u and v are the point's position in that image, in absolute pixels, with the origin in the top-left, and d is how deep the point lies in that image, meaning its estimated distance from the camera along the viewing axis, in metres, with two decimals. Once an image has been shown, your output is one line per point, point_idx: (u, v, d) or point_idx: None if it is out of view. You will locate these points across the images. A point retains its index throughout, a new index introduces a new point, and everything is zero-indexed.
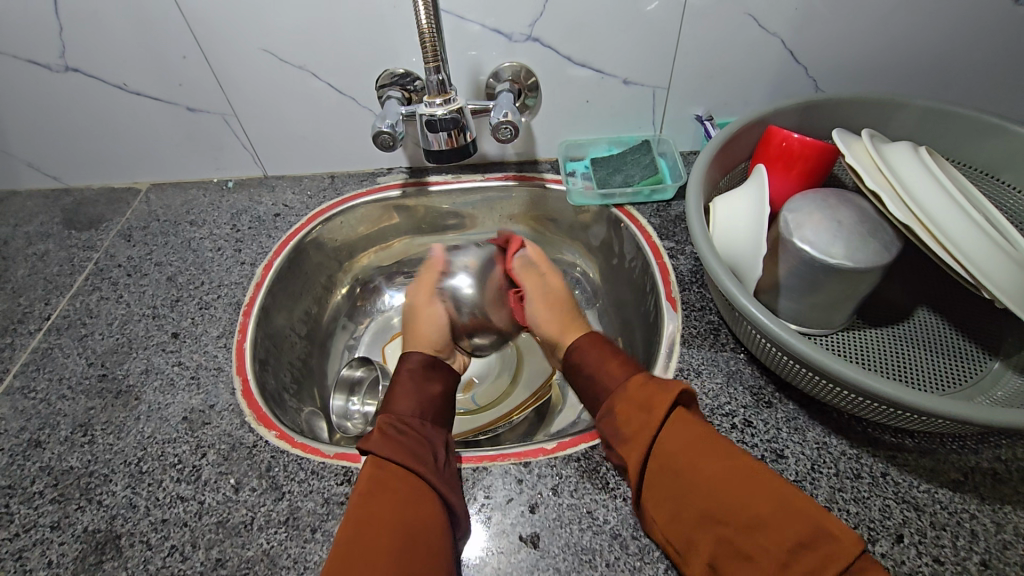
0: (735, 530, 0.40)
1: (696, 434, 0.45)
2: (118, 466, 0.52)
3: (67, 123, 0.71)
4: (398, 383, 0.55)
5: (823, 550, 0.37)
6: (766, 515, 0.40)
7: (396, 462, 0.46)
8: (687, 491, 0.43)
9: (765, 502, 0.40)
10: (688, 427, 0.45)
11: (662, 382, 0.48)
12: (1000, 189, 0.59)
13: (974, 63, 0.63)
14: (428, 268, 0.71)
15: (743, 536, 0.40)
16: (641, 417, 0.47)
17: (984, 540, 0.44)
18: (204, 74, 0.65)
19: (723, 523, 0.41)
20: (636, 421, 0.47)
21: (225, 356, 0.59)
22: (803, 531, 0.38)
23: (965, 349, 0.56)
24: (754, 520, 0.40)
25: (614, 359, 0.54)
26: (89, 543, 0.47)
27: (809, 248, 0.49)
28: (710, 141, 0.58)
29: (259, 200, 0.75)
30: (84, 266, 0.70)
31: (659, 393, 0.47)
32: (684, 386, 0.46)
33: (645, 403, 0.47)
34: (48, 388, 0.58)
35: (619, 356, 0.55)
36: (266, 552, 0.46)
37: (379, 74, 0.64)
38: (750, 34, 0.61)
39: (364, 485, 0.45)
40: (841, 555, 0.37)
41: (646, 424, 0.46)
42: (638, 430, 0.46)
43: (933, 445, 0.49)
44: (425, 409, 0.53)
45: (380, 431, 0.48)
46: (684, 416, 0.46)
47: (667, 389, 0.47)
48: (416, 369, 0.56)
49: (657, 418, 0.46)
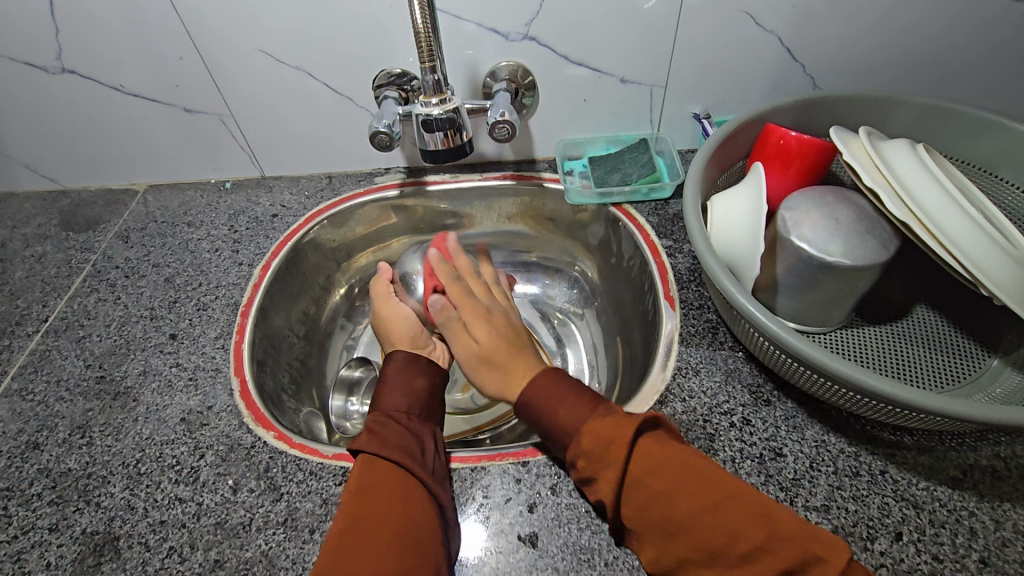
0: (719, 567, 0.38)
1: (666, 473, 0.40)
2: (116, 467, 0.52)
3: (64, 125, 0.71)
4: (388, 378, 0.54)
5: (812, 574, 0.36)
6: (749, 551, 0.37)
7: (388, 459, 0.45)
8: (665, 530, 0.40)
9: (745, 539, 0.37)
10: (656, 464, 0.41)
11: (619, 421, 0.43)
12: (998, 185, 0.58)
13: (971, 59, 0.63)
14: (377, 283, 0.66)
15: (727, 572, 0.38)
16: (603, 467, 0.42)
17: (984, 537, 0.44)
18: (200, 74, 0.64)
19: (705, 559, 0.38)
20: (597, 471, 0.43)
21: (223, 357, 0.59)
22: (789, 559, 0.36)
23: (963, 346, 0.56)
24: (736, 558, 0.37)
25: (564, 407, 0.47)
26: (87, 545, 0.47)
27: (806, 245, 0.49)
28: (708, 138, 0.58)
29: (257, 201, 0.75)
30: (82, 268, 0.69)
31: (617, 437, 0.42)
32: (647, 414, 0.43)
33: (602, 454, 0.42)
34: (45, 390, 0.58)
35: (578, 397, 0.47)
36: (264, 553, 0.46)
37: (376, 74, 0.64)
38: (747, 32, 0.61)
39: (355, 486, 0.44)
40: (830, 575, 0.35)
41: (608, 475, 0.42)
42: (602, 479, 0.42)
43: (932, 442, 0.49)
44: (415, 406, 0.52)
45: (371, 430, 0.48)
46: (650, 454, 0.41)
47: (625, 432, 0.42)
48: (405, 362, 0.55)
49: (617, 469, 0.41)
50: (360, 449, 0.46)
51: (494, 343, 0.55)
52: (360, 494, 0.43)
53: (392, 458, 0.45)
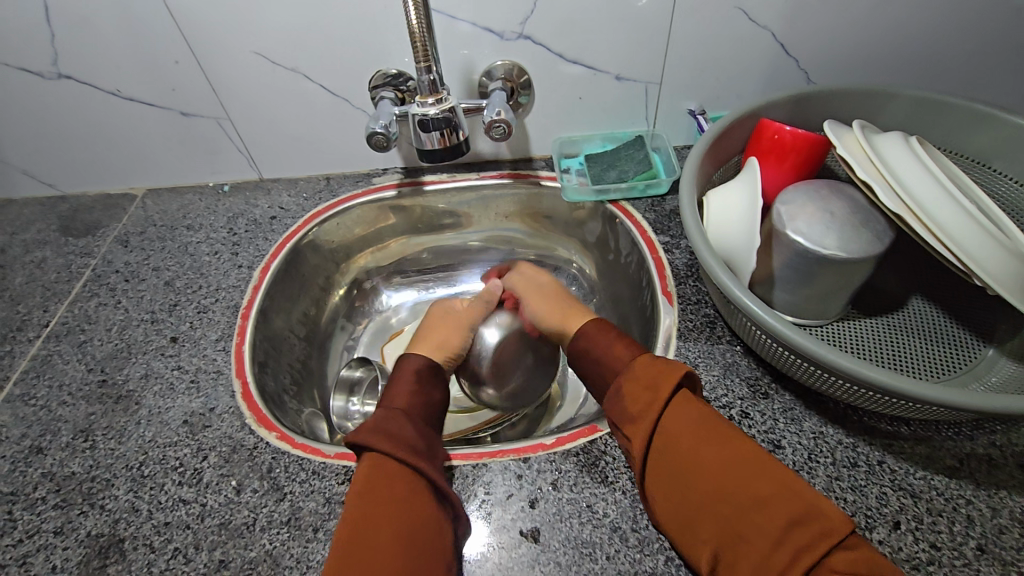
0: (732, 508, 0.39)
1: (702, 421, 0.43)
2: (120, 470, 0.52)
3: (61, 130, 0.71)
4: (398, 380, 0.54)
5: (814, 527, 0.36)
6: (762, 495, 0.38)
7: (393, 455, 0.44)
8: (687, 473, 0.42)
9: (762, 484, 0.39)
10: (692, 412, 0.44)
11: (666, 363, 0.47)
12: (992, 177, 0.59)
13: (964, 52, 0.63)
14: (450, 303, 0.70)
15: (740, 514, 0.38)
16: (649, 397, 0.45)
17: (981, 525, 0.44)
18: (196, 77, 0.65)
19: (721, 502, 0.39)
20: (641, 401, 0.46)
21: (224, 360, 0.60)
22: (795, 510, 0.37)
23: (960, 336, 0.57)
24: (751, 500, 0.38)
25: (622, 341, 0.52)
26: (92, 548, 0.47)
27: (802, 239, 0.50)
28: (703, 134, 0.59)
29: (255, 203, 0.76)
30: (82, 273, 0.70)
31: (668, 372, 0.46)
32: (687, 368, 0.46)
33: (652, 383, 0.46)
34: (48, 395, 0.58)
35: (626, 339, 0.53)
36: (269, 552, 0.46)
37: (372, 75, 0.65)
38: (741, 28, 0.61)
39: (359, 479, 0.44)
40: (831, 530, 0.36)
41: (650, 405, 0.45)
42: (643, 410, 0.45)
43: (929, 432, 0.49)
44: (420, 409, 0.52)
45: (376, 426, 0.47)
46: (687, 400, 0.45)
47: (673, 371, 0.46)
48: (422, 368, 0.55)
49: (664, 400, 0.44)
50: (360, 444, 0.45)
51: (555, 291, 0.67)
52: (368, 480, 0.43)
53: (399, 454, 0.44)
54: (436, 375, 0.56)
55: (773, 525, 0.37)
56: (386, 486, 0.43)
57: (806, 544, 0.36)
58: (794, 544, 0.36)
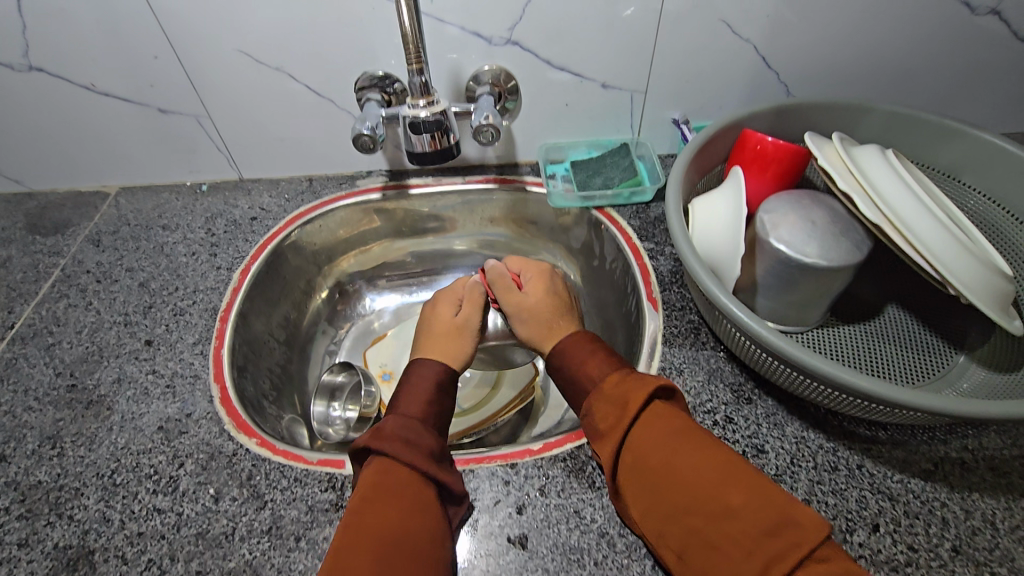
0: (703, 519, 0.39)
1: (675, 434, 0.43)
2: (90, 479, 0.50)
3: (32, 123, 0.68)
4: (413, 385, 0.52)
5: (788, 536, 0.36)
6: (731, 505, 0.38)
7: (406, 463, 0.43)
8: (661, 483, 0.42)
9: (732, 493, 0.39)
10: (666, 422, 0.44)
11: (639, 377, 0.47)
12: (962, 190, 0.61)
13: (935, 70, 0.66)
14: (456, 288, 0.65)
15: (709, 525, 0.39)
16: (616, 413, 0.46)
17: (955, 527, 0.46)
18: (176, 73, 0.63)
19: (693, 514, 0.40)
20: (611, 417, 0.46)
21: (202, 364, 0.58)
22: (768, 516, 0.37)
23: (931, 343, 0.59)
24: (720, 511, 0.39)
25: (593, 358, 0.52)
26: (59, 560, 0.45)
27: (785, 247, 0.51)
28: (689, 142, 0.59)
29: (234, 204, 0.74)
30: (51, 272, 0.67)
31: (636, 388, 0.46)
32: (663, 380, 0.46)
33: (620, 399, 0.46)
34: (13, 400, 0.56)
35: (601, 355, 0.52)
36: (248, 562, 0.45)
37: (358, 76, 0.64)
38: (725, 41, 0.63)
39: (365, 483, 0.42)
40: (804, 540, 0.35)
41: (619, 420, 0.45)
42: (613, 425, 0.46)
43: (905, 437, 0.50)
44: (432, 414, 0.50)
45: (389, 432, 0.46)
46: (657, 413, 0.45)
47: (643, 386, 0.46)
48: (441, 377, 0.53)
49: (629, 416, 0.45)
50: (372, 448, 0.44)
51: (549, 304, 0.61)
52: (375, 483, 0.42)
53: (413, 463, 0.44)
54: (451, 383, 0.54)
55: (743, 536, 0.37)
56: (387, 489, 0.42)
57: (777, 551, 0.36)
58: (765, 552, 0.36)
